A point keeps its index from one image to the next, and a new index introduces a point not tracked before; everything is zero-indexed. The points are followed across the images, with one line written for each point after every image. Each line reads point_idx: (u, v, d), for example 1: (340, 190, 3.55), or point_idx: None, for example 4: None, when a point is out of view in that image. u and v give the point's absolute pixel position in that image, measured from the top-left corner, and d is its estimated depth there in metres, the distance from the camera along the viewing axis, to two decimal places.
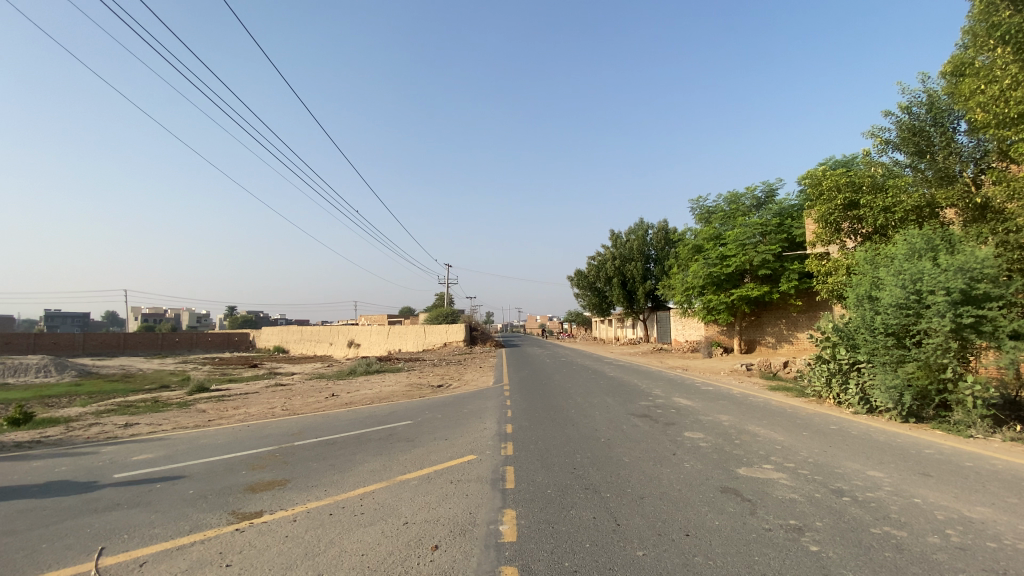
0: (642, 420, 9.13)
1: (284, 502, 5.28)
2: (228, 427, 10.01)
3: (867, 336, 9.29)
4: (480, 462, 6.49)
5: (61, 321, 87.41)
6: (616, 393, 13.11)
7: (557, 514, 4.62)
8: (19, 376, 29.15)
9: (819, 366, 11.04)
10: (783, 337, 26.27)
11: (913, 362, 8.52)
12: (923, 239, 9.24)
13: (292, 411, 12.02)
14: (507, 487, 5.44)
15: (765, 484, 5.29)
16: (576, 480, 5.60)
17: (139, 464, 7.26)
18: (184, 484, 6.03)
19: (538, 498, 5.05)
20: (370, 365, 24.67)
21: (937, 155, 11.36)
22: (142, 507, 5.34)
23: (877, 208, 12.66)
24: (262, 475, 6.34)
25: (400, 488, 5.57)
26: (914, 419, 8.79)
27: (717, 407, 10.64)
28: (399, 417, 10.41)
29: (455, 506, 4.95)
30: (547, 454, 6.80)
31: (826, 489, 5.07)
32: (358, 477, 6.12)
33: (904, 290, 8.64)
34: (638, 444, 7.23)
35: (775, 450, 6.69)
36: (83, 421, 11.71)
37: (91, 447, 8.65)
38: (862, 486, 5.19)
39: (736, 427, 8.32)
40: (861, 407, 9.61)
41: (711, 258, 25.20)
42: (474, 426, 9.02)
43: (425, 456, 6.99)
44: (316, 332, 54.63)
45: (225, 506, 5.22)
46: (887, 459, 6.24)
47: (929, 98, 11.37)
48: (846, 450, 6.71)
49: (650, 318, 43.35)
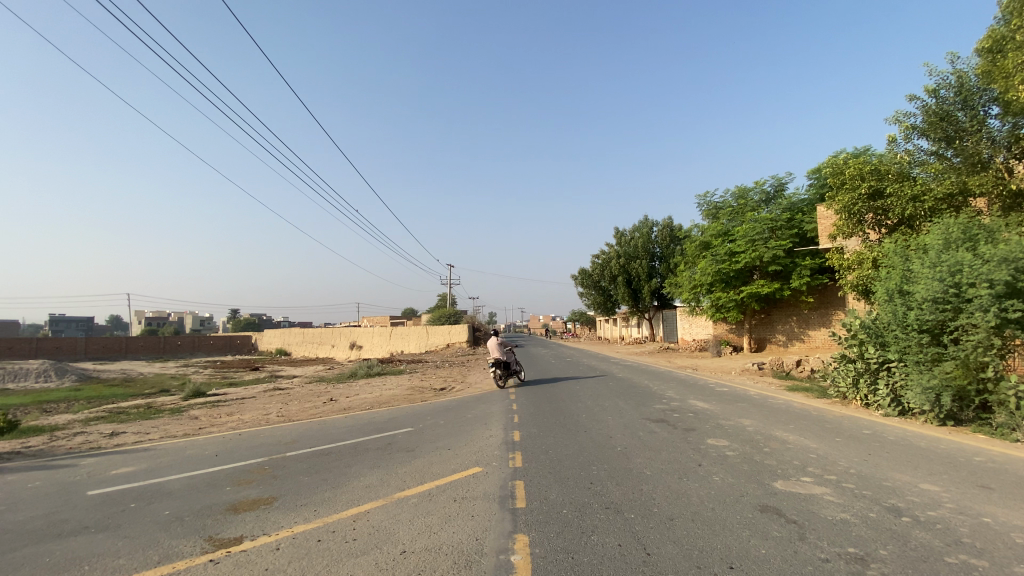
0: (659, 425, 8.52)
1: (268, 525, 4.70)
2: (218, 435, 9.46)
3: (899, 333, 8.69)
4: (486, 476, 5.91)
5: (67, 325, 87.82)
6: (628, 396, 12.50)
7: (576, 541, 4.04)
8: (19, 381, 28.68)
9: (844, 366, 10.39)
10: (795, 335, 25.54)
11: (951, 360, 7.88)
12: (960, 229, 8.63)
13: (287, 418, 11.37)
14: (517, 507, 4.84)
15: (809, 502, 4.69)
16: (595, 497, 5.00)
17: (117, 479, 6.70)
18: (161, 504, 5.47)
19: (554, 520, 4.47)
20: (371, 368, 23.89)
21: (967, 140, 10.77)
22: (111, 531, 4.77)
23: (904, 197, 11.98)
24: (247, 492, 5.77)
25: (397, 508, 4.98)
26: (952, 422, 8.16)
27: (736, 410, 10.01)
28: (399, 423, 9.82)
29: (460, 530, 4.37)
30: (560, 465, 6.22)
31: (880, 508, 4.50)
32: (352, 494, 5.53)
33: (941, 283, 7.99)
34: (659, 453, 6.65)
35: (812, 460, 6.08)
36: (70, 430, 11.17)
37: (71, 459, 8.10)
38: (919, 504, 4.60)
39: (762, 433, 7.68)
40: (893, 409, 9.00)
41: (720, 254, 24.47)
42: (478, 433, 8.43)
43: (427, 468, 6.42)
44: (319, 333, 54.01)
45: (201, 531, 4.65)
46: (939, 470, 5.61)
47: (958, 79, 10.69)
48: (890, 459, 6.08)
49: (656, 317, 42.67)
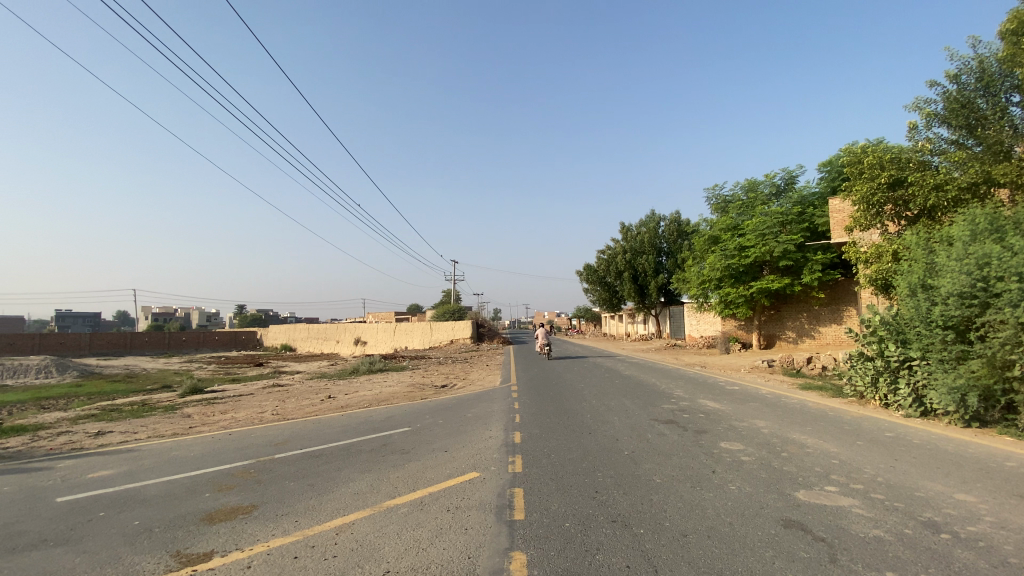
0: (669, 427, 8.08)
1: (242, 539, 4.32)
2: (208, 435, 9.13)
3: (922, 330, 8.22)
4: (483, 482, 5.51)
5: (74, 321, 88.46)
6: (635, 395, 12.06)
7: (578, 561, 3.62)
8: (19, 376, 28.53)
9: (863, 364, 9.85)
10: (805, 331, 25.02)
11: (977, 359, 7.34)
12: (988, 219, 8.11)
13: (282, 416, 10.99)
14: (515, 520, 4.43)
15: (836, 515, 4.26)
16: (600, 509, 4.59)
17: (92, 483, 6.36)
18: (132, 514, 5.11)
19: (555, 536, 4.06)
20: (373, 364, 23.52)
21: (989, 128, 10.30)
22: (72, 546, 4.43)
23: (927, 186, 11.36)
24: (227, 499, 5.40)
25: (384, 518, 4.59)
26: (977, 423, 7.61)
27: (749, 410, 9.53)
28: (395, 423, 9.43)
29: (450, 546, 3.98)
30: (562, 471, 5.80)
31: (916, 523, 4.06)
32: (338, 502, 5.14)
33: (969, 276, 7.49)
34: (670, 459, 6.21)
35: (834, 466, 5.64)
36: (57, 429, 10.87)
37: (50, 461, 7.79)
38: (958, 518, 4.14)
39: (778, 435, 7.24)
40: (914, 410, 8.47)
41: (729, 249, 23.90)
42: (477, 435, 8.01)
43: (420, 473, 6.01)
44: (323, 329, 53.87)
45: (168, 545, 4.28)
46: (972, 478, 5.14)
47: (979, 64, 10.23)
48: (918, 465, 5.61)
49: (663, 313, 42.21)
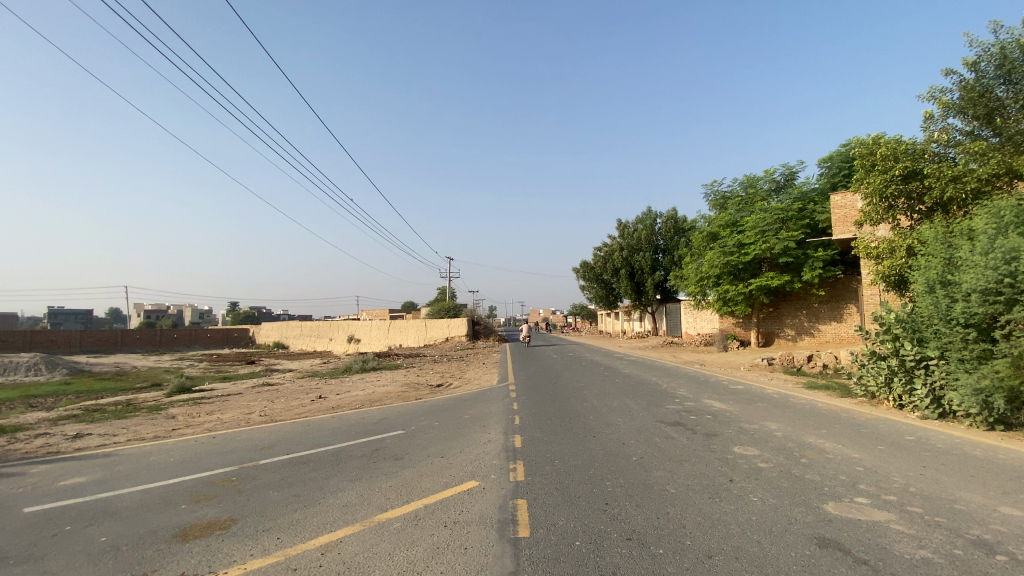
0: (677, 430, 7.66)
1: (217, 560, 3.87)
2: (190, 438, 8.65)
3: (943, 328, 7.86)
4: (483, 493, 5.08)
5: (65, 318, 87.24)
6: (637, 394, 11.65)
7: None
8: (5, 374, 27.70)
9: (875, 363, 9.45)
10: (804, 329, 24.79)
11: (1002, 359, 6.96)
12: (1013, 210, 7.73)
13: (270, 418, 10.52)
14: (519, 538, 4.00)
15: (875, 533, 3.87)
16: (613, 525, 4.18)
17: (62, 492, 5.87)
18: (100, 530, 4.64)
19: (566, 557, 3.64)
20: (366, 363, 22.97)
21: (1009, 117, 10.08)
22: (29, 566, 3.97)
23: (944, 178, 10.95)
24: (206, 512, 4.94)
25: (376, 535, 4.17)
26: (1002, 426, 7.24)
27: (757, 411, 9.13)
28: (388, 426, 8.98)
29: (450, 568, 3.55)
30: (569, 480, 5.38)
31: (966, 543, 3.66)
32: (325, 515, 4.69)
33: (994, 272, 7.11)
34: (682, 466, 5.80)
35: (860, 475, 5.25)
36: (34, 431, 10.31)
37: (20, 466, 7.27)
38: (1009, 536, 3.75)
39: (794, 440, 6.84)
40: (932, 411, 8.09)
41: (728, 245, 23.55)
42: (475, 439, 7.56)
43: (415, 482, 5.57)
44: (317, 326, 53.16)
45: (135, 567, 3.84)
46: (1011, 488, 4.77)
47: (999, 51, 10.00)
48: (950, 474, 5.23)
49: (660, 310, 41.99)
